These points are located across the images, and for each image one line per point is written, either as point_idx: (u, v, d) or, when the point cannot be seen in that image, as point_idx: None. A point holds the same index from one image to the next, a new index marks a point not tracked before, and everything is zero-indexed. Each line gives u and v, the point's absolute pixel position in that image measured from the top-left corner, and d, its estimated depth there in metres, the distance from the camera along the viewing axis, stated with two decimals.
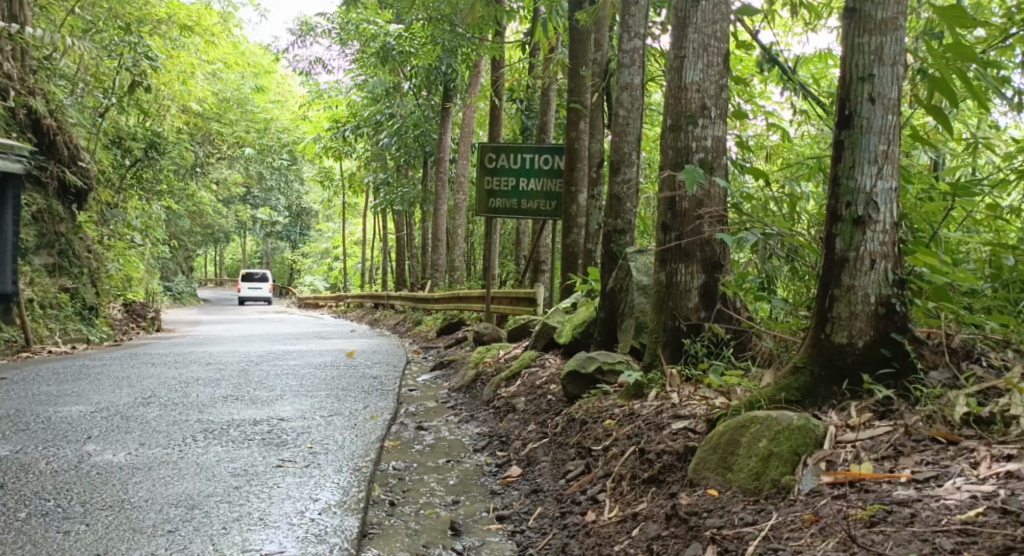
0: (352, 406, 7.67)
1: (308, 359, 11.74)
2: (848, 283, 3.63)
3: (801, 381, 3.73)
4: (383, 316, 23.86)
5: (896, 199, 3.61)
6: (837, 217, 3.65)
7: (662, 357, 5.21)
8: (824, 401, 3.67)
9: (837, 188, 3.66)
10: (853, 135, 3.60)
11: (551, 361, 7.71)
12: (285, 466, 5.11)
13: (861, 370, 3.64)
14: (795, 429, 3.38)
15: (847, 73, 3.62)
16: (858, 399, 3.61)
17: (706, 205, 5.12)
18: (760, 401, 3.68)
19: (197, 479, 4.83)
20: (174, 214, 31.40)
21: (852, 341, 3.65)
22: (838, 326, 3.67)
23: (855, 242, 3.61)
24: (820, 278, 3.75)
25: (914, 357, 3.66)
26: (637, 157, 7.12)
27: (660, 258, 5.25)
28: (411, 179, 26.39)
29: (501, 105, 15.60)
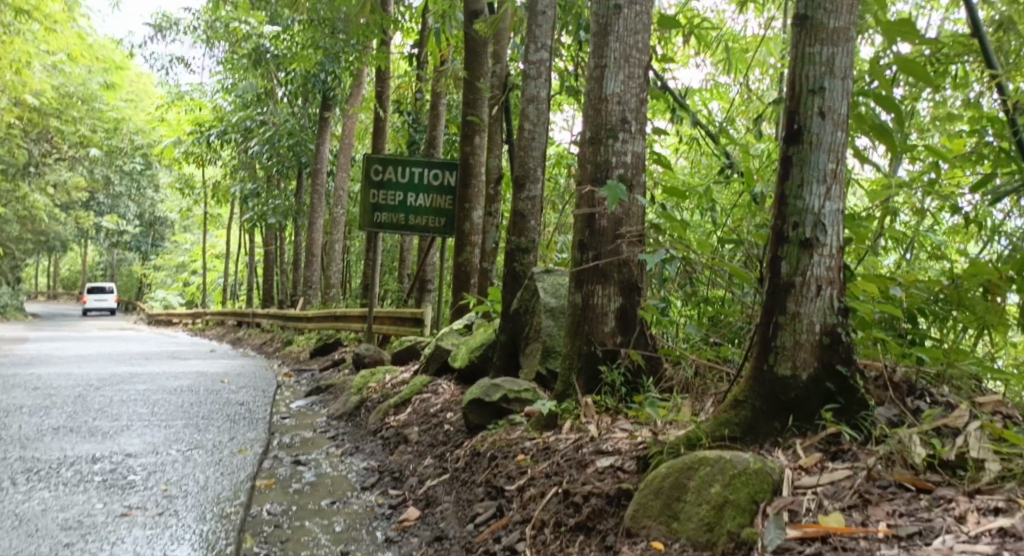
0: (216, 439, 7.03)
1: (164, 384, 10.87)
2: (793, 311, 3.53)
3: (742, 416, 3.61)
4: (248, 335, 22.75)
5: (843, 221, 3.55)
6: (784, 237, 3.56)
7: (577, 385, 4.83)
8: (766, 438, 3.55)
9: (784, 209, 3.57)
10: (802, 151, 3.54)
11: (445, 388, 7.27)
12: (131, 514, 4.48)
13: (806, 405, 3.56)
14: (751, 473, 3.22)
15: (798, 85, 3.57)
16: (803, 436, 3.52)
17: (624, 225, 4.84)
18: (700, 439, 3.58)
19: (17, 536, 4.16)
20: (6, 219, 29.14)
21: (796, 373, 3.55)
22: (782, 357, 3.56)
23: (802, 266, 3.52)
24: (762, 304, 3.65)
25: (858, 390, 3.58)
26: (542, 174, 6.79)
27: (575, 279, 4.89)
28: (283, 190, 25.41)
29: (386, 116, 15.12)
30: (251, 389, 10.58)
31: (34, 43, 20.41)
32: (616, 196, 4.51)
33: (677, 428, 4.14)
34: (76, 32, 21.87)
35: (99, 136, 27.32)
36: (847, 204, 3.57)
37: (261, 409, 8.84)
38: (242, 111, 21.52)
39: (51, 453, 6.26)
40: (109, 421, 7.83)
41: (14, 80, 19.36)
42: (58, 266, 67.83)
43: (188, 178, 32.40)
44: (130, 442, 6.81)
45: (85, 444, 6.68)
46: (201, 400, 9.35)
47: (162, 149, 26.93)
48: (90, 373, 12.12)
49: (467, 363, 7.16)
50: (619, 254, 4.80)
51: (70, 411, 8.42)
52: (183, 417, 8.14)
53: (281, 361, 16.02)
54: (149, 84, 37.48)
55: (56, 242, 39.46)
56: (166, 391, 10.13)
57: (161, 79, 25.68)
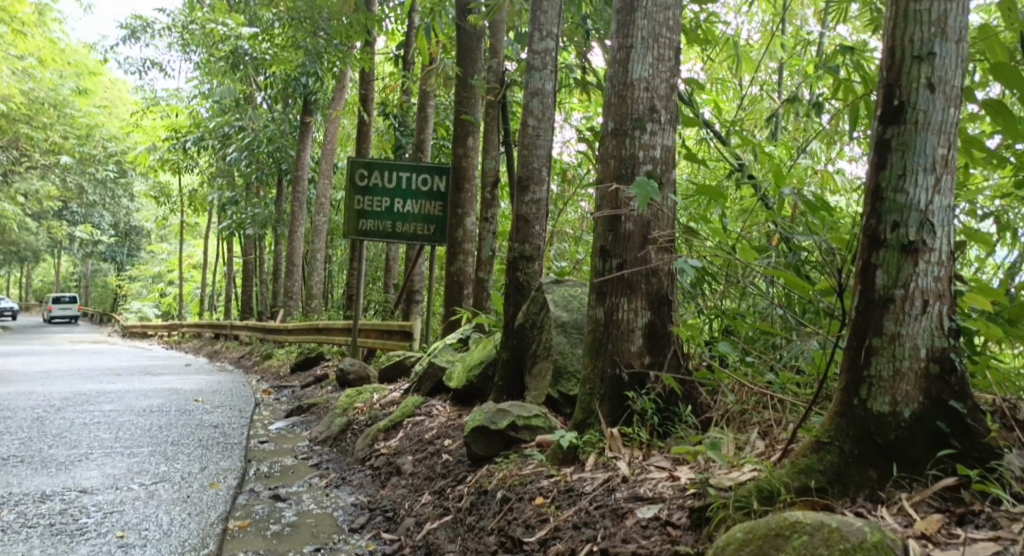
0: (183, 468, 6.37)
1: (132, 403, 10.17)
2: (892, 332, 3.22)
3: (828, 461, 3.27)
4: (225, 348, 21.96)
5: (954, 217, 3.23)
6: (881, 241, 3.25)
7: (600, 413, 4.19)
8: (858, 491, 3.21)
9: (880, 204, 3.26)
10: (904, 132, 3.22)
11: (440, 411, 6.63)
12: None
13: (908, 451, 3.21)
14: (872, 548, 2.76)
15: (898, 51, 3.25)
16: (909, 491, 3.18)
17: (653, 229, 4.21)
18: (779, 490, 3.22)
19: None
20: None
21: (896, 410, 3.22)
22: (879, 391, 3.23)
23: (904, 277, 3.21)
24: (853, 325, 3.33)
25: (972, 429, 3.23)
26: (548, 174, 6.15)
27: (596, 291, 4.28)
28: (262, 197, 24.64)
29: (370, 120, 14.48)
30: (227, 409, 9.90)
31: None
32: (648, 195, 3.89)
33: (725, 467, 3.55)
34: (46, 37, 21.16)
35: (70, 143, 26.54)
36: (956, 199, 3.25)
37: (237, 432, 8.18)
38: (220, 116, 20.85)
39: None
40: (65, 449, 7.13)
41: None
42: (32, 278, 66.47)
43: (163, 186, 31.61)
44: (87, 474, 6.13)
45: (35, 478, 6.00)
46: (173, 422, 8.66)
47: (136, 157, 26.17)
48: (54, 391, 11.38)
49: (464, 383, 6.52)
50: (646, 262, 4.18)
51: (26, 437, 7.72)
52: (150, 443, 7.46)
53: (259, 376, 15.31)
54: (125, 90, 36.69)
55: (28, 253, 38.55)
56: (133, 411, 9.43)
57: (135, 85, 24.94)
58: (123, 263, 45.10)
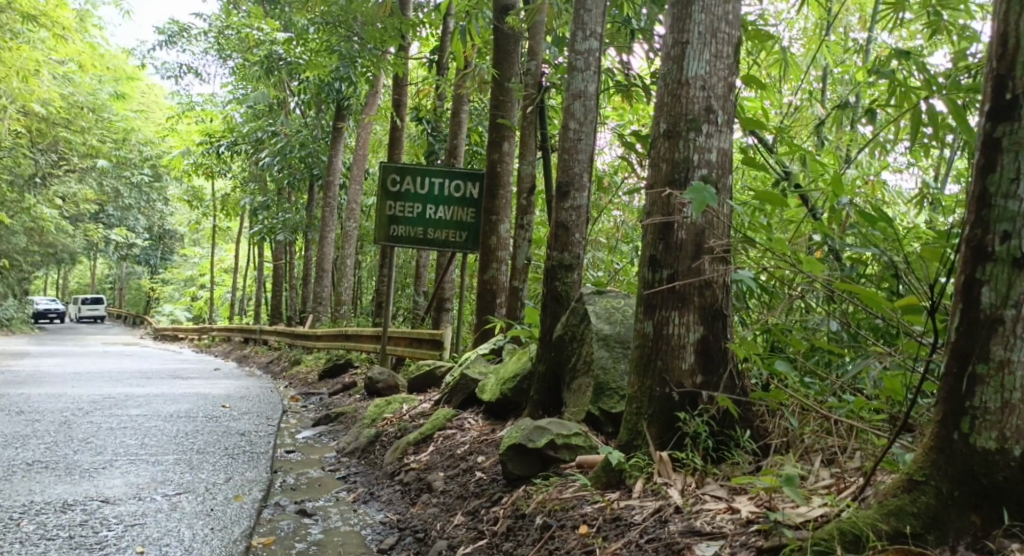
0: (208, 479, 6.16)
1: (160, 408, 10.03)
2: (1001, 357, 2.97)
3: (922, 503, 3.03)
4: (255, 352, 21.91)
5: None
6: (988, 254, 3.00)
7: (648, 434, 3.92)
8: (958, 538, 2.96)
9: (988, 213, 3.00)
10: (1017, 131, 2.96)
11: (472, 424, 6.38)
12: None
13: (1018, 492, 2.94)
14: None
15: (1010, 41, 3.00)
16: (1018, 541, 2.89)
17: (707, 238, 3.93)
18: (863, 531, 2.99)
19: None
20: (11, 229, 28.47)
21: (1003, 447, 2.97)
22: (983, 424, 2.99)
23: (1015, 295, 2.95)
24: (952, 348, 3.08)
25: None
26: (588, 180, 5.88)
27: (644, 303, 4.01)
28: (294, 202, 24.61)
29: (403, 125, 14.31)
30: (253, 416, 9.72)
31: (43, 51, 19.84)
32: (704, 201, 3.61)
33: (790, 503, 3.30)
34: (86, 43, 21.31)
35: (106, 147, 26.72)
36: None
37: (263, 440, 7.98)
38: (253, 122, 20.85)
39: (15, 499, 5.39)
40: (89, 455, 6.95)
41: (21, 88, 18.74)
42: (67, 279, 67.31)
43: (197, 190, 31.76)
44: (109, 483, 5.93)
45: (56, 486, 5.82)
46: (199, 429, 8.48)
47: (170, 161, 26.27)
48: (82, 394, 11.29)
49: (498, 396, 6.25)
50: (699, 274, 3.90)
51: (51, 441, 7.56)
52: (176, 450, 7.27)
53: (287, 382, 15.17)
54: (162, 95, 36.99)
55: (63, 255, 38.93)
56: (160, 416, 9.27)
57: (171, 90, 25.07)
58: (156, 266, 45.47)
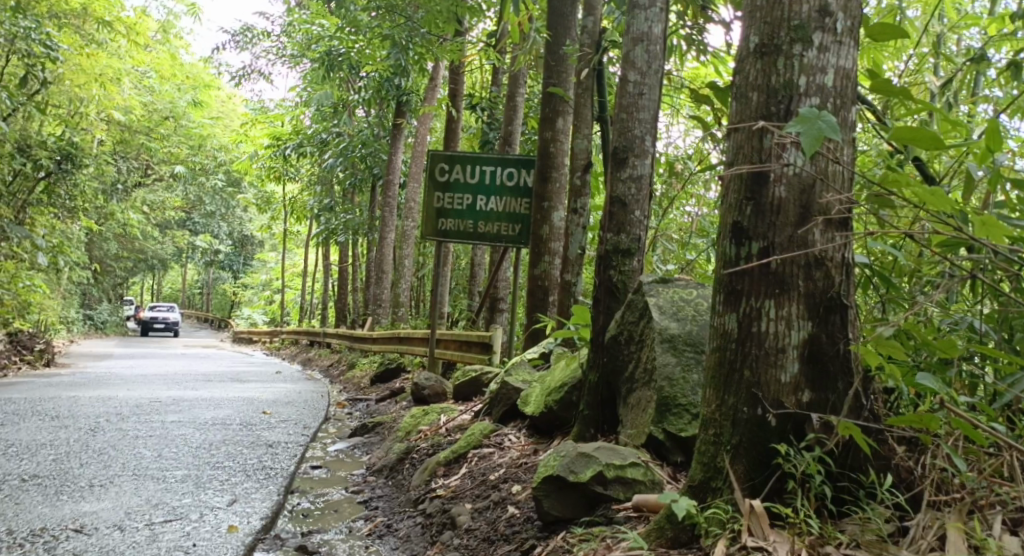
0: (207, 503, 4.95)
1: (198, 413, 9.18)
2: None
3: None
4: (317, 356, 21.31)
5: None
6: None
7: (732, 475, 2.80)
8: None
9: None
10: None
11: (514, 443, 5.31)
12: None
13: None
14: None
15: None
16: None
17: (820, 194, 2.76)
18: None
19: None
20: (97, 238, 28.41)
21: None
22: None
23: None
24: None
25: None
26: (652, 144, 4.71)
27: (726, 289, 2.88)
28: (358, 203, 23.92)
29: (459, 115, 13.29)
30: (290, 423, 8.77)
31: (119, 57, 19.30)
32: (819, 134, 2.51)
33: None
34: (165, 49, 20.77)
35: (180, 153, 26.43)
36: None
37: (288, 451, 6.98)
38: (319, 123, 20.14)
39: None
40: (87, 463, 5.95)
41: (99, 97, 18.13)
42: (150, 285, 68.92)
43: (266, 194, 31.38)
44: (92, 506, 4.82)
45: (25, 507, 4.75)
46: (227, 437, 7.53)
47: (238, 165, 25.78)
48: (130, 397, 10.52)
49: (541, 410, 5.17)
50: (805, 246, 2.76)
51: (64, 449, 6.51)
52: (189, 459, 6.27)
53: (340, 387, 14.33)
54: (236, 100, 36.88)
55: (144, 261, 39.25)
56: (193, 422, 8.38)
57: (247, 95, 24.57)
58: (234, 272, 45.74)
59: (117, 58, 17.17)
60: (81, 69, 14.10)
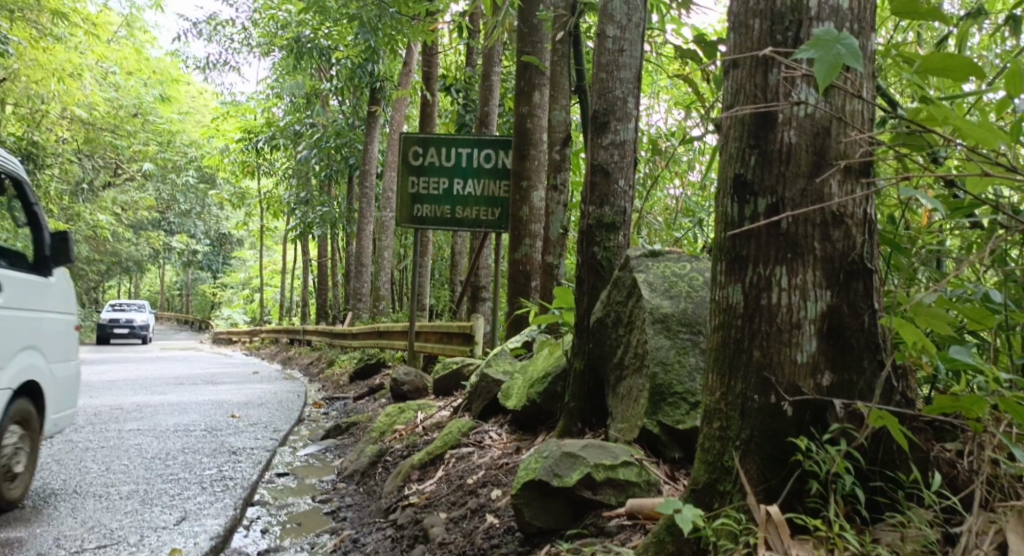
0: (151, 524, 4.50)
1: (161, 419, 8.64)
2: None
3: None
4: (298, 353, 20.78)
5: None
6: None
7: (742, 475, 2.35)
8: None
9: None
10: None
11: (494, 440, 4.86)
12: None
13: None
14: None
15: None
16: None
17: (840, 139, 2.31)
18: None
19: None
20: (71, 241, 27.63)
21: None
22: None
23: None
24: None
25: None
26: (636, 107, 4.26)
27: (730, 257, 2.43)
28: (336, 196, 23.35)
29: (434, 98, 12.77)
30: (260, 427, 8.27)
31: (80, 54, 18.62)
32: (836, 62, 1.97)
33: None
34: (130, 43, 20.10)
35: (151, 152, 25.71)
36: None
37: (253, 458, 6.49)
38: (291, 114, 19.51)
39: None
40: (22, 480, 5.45)
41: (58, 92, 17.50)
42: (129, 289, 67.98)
43: (240, 190, 30.67)
44: (19, 533, 4.34)
45: None
46: (187, 445, 7.02)
47: (209, 161, 25.05)
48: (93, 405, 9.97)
49: (523, 403, 4.70)
50: (821, 201, 2.31)
51: None
52: (140, 472, 5.77)
53: (319, 385, 13.80)
54: (208, 96, 36.06)
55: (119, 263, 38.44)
56: (153, 430, 7.85)
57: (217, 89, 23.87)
58: (214, 273, 45.00)
59: (78, 53, 16.44)
60: (37, 64, 13.42)
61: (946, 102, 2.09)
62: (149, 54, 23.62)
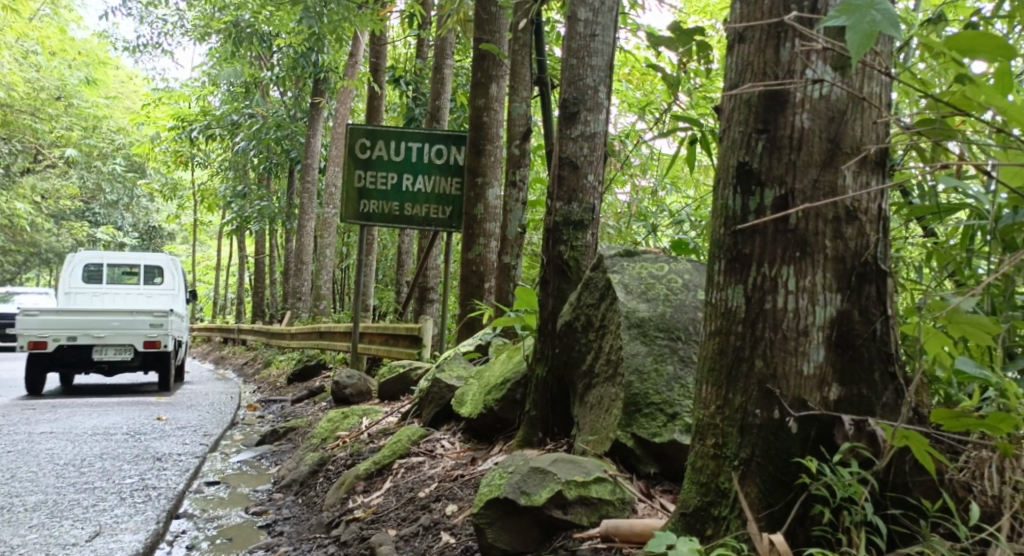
0: (62, 540, 4.09)
1: (83, 421, 8.09)
2: None
3: None
4: (232, 352, 20.07)
5: None
6: None
7: (743, 500, 2.11)
8: None
9: None
10: None
11: (446, 450, 4.55)
12: None
13: None
14: None
15: None
16: None
17: (858, 128, 2.08)
18: None
19: None
20: None
21: None
22: None
23: None
24: None
25: None
26: (607, 97, 3.98)
27: (731, 256, 2.17)
28: (274, 191, 22.63)
29: (380, 91, 12.33)
30: (190, 431, 7.81)
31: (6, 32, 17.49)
32: (871, 31, 1.72)
33: None
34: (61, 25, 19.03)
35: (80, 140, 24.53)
36: None
37: (180, 465, 6.05)
38: (231, 105, 18.76)
39: None
40: None
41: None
42: None
43: (173, 182, 29.59)
44: None
45: None
46: (107, 451, 6.54)
47: (139, 149, 24.06)
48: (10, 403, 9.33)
49: (480, 411, 4.41)
50: (835, 194, 2.07)
51: None
52: (50, 481, 5.32)
53: (254, 387, 13.28)
54: (139, 84, 34.79)
55: None
56: (71, 433, 7.32)
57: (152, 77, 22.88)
58: None
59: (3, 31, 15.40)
60: None
61: (983, 87, 1.89)
62: (80, 37, 22.52)
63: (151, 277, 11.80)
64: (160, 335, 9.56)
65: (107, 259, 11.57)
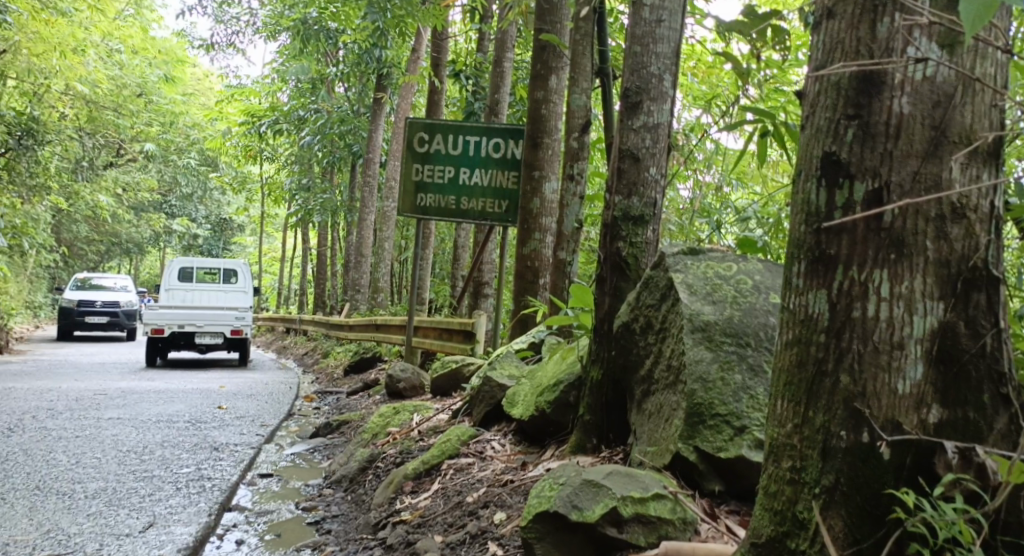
0: (113, 530, 4.01)
1: (144, 409, 8.12)
2: None
3: None
4: (293, 344, 20.21)
5: None
6: None
7: (824, 531, 1.88)
8: None
9: None
10: None
11: (498, 452, 4.37)
12: None
13: None
14: None
15: None
16: None
17: (966, 113, 1.82)
18: None
19: None
20: (67, 221, 26.86)
21: None
22: None
23: None
24: None
25: None
26: (672, 85, 3.75)
27: (814, 257, 1.93)
28: (337, 184, 22.72)
29: (442, 85, 12.19)
30: (245, 421, 7.76)
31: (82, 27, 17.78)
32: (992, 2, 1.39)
33: None
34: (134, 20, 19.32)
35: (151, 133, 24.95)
36: None
37: (235, 456, 5.98)
38: (297, 99, 18.85)
39: None
40: None
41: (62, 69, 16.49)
42: None
43: (240, 175, 29.95)
44: None
45: None
46: (166, 438, 6.52)
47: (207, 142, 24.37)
48: (75, 389, 9.45)
49: (532, 412, 4.22)
50: (939, 189, 1.82)
51: None
52: (107, 469, 5.29)
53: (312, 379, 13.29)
54: (208, 78, 35.29)
55: None
56: (133, 420, 7.35)
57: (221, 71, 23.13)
58: None
59: (79, 26, 15.65)
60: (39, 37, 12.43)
61: None
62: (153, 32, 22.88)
63: (229, 279, 12.41)
64: (243, 324, 11.52)
65: (195, 262, 12.25)
